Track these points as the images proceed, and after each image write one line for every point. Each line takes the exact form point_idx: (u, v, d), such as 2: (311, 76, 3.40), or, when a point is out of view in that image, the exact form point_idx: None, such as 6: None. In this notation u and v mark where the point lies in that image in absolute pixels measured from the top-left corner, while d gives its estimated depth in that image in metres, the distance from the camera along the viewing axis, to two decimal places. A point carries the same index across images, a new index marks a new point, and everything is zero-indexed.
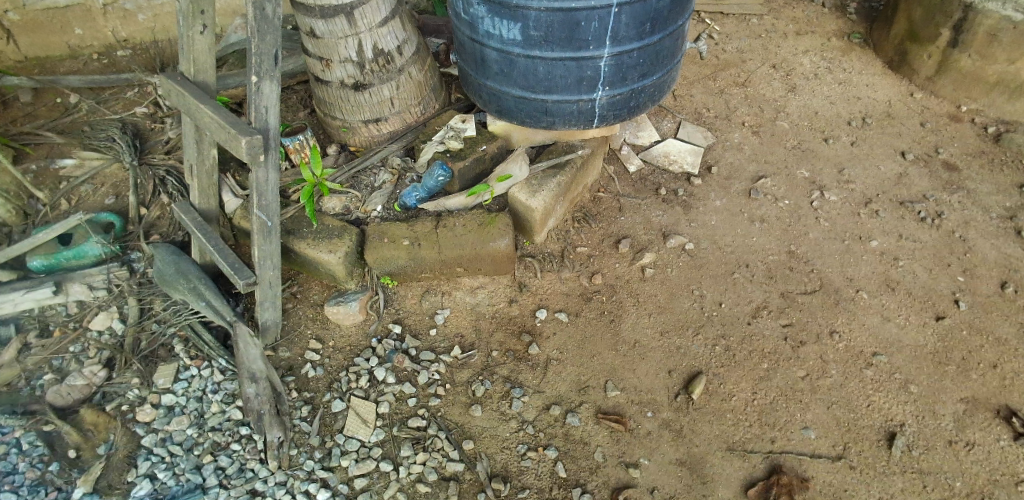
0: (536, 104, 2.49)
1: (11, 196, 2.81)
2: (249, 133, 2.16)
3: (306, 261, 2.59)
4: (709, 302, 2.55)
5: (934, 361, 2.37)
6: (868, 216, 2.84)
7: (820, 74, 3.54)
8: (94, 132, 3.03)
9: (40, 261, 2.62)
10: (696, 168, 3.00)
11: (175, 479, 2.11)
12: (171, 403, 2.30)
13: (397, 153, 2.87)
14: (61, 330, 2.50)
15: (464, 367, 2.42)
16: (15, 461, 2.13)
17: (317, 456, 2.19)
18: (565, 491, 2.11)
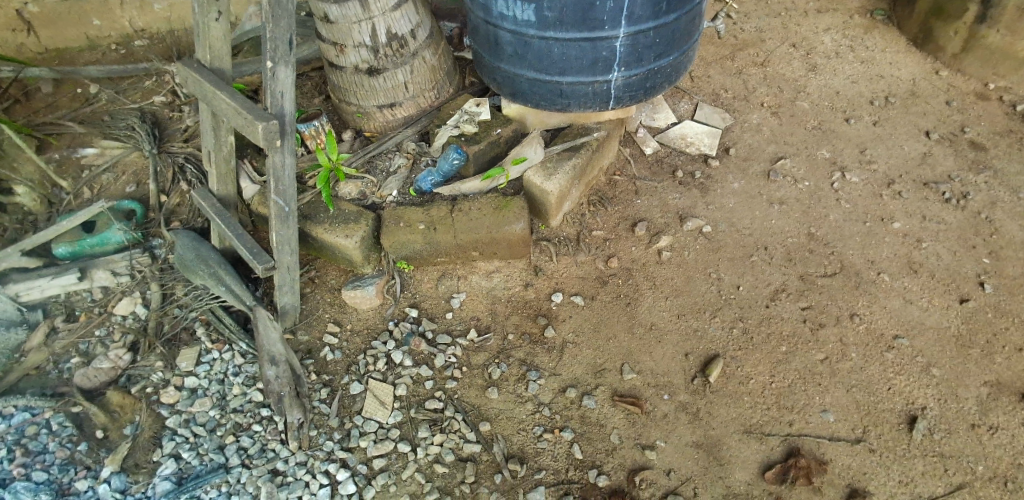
0: (551, 87, 2.47)
1: (35, 185, 2.89)
2: (265, 118, 2.18)
3: (323, 246, 2.61)
4: (727, 285, 2.52)
5: (957, 344, 2.33)
6: (891, 197, 2.79)
7: (841, 52, 3.47)
8: (114, 121, 3.03)
9: (65, 248, 2.66)
10: (714, 150, 2.96)
11: (199, 459, 2.16)
12: (194, 386, 2.34)
13: (411, 138, 2.87)
14: (86, 315, 2.56)
15: (480, 350, 2.43)
16: (46, 441, 2.19)
17: (336, 437, 2.22)
18: (581, 472, 2.12)
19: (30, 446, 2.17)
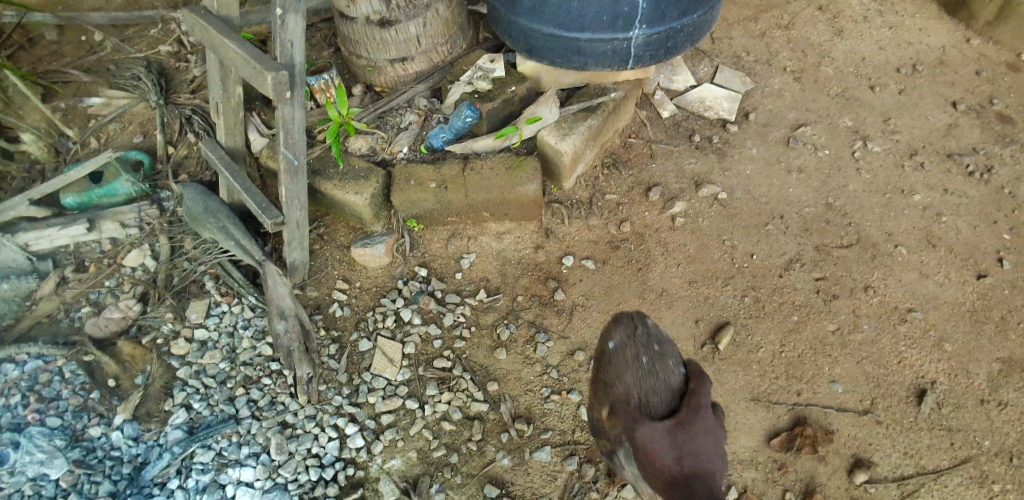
0: (568, 44, 2.41)
1: (43, 133, 2.85)
2: (274, 69, 2.12)
3: (333, 203, 2.58)
4: (740, 253, 2.49)
5: (972, 319, 2.32)
6: (913, 168, 2.74)
7: (870, 17, 3.36)
8: (120, 71, 2.98)
9: (74, 199, 2.64)
10: (733, 114, 2.89)
11: (210, 410, 2.18)
12: (204, 338, 2.35)
13: (423, 94, 2.81)
14: (96, 266, 2.55)
15: (489, 311, 2.43)
16: (59, 388, 2.22)
17: (345, 392, 2.24)
18: (588, 434, 2.15)
19: (44, 393, 2.20)
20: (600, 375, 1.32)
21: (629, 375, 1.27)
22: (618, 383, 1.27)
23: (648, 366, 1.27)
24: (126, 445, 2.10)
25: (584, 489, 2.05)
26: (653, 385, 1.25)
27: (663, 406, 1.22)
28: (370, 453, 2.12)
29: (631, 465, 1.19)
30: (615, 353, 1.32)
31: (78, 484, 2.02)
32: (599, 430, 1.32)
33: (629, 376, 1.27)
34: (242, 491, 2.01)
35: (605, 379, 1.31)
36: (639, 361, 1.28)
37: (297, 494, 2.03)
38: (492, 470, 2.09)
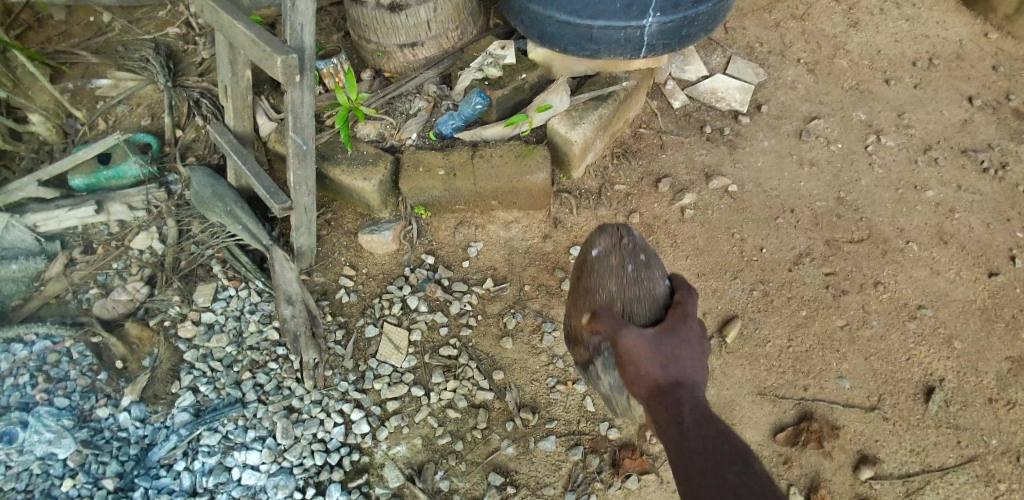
0: (580, 31, 2.38)
1: (51, 114, 2.84)
2: (284, 52, 2.10)
3: (341, 188, 2.57)
4: (750, 246, 2.48)
5: (982, 317, 2.30)
6: (926, 163, 2.71)
7: (886, 9, 3.31)
8: (128, 52, 2.93)
9: (82, 181, 2.64)
10: (745, 106, 2.86)
11: (216, 393, 2.19)
12: (211, 321, 2.36)
13: (432, 81, 2.79)
14: (104, 248, 2.55)
15: (495, 300, 2.43)
16: (67, 368, 2.22)
17: (351, 378, 2.25)
18: (593, 424, 2.16)
19: (52, 373, 2.21)
20: (582, 280, 1.64)
21: (613, 281, 1.57)
22: (600, 286, 1.57)
23: (632, 273, 1.57)
24: (133, 426, 2.11)
25: (589, 479, 2.06)
26: (636, 290, 1.53)
27: (644, 307, 1.50)
28: (376, 439, 2.12)
29: (607, 366, 1.57)
30: (603, 261, 1.61)
31: (85, 463, 2.03)
32: (577, 331, 1.67)
33: (614, 282, 1.56)
34: (248, 475, 2.03)
35: (592, 280, 1.60)
36: (624, 268, 1.58)
37: (303, 478, 2.04)
38: (497, 458, 2.09)
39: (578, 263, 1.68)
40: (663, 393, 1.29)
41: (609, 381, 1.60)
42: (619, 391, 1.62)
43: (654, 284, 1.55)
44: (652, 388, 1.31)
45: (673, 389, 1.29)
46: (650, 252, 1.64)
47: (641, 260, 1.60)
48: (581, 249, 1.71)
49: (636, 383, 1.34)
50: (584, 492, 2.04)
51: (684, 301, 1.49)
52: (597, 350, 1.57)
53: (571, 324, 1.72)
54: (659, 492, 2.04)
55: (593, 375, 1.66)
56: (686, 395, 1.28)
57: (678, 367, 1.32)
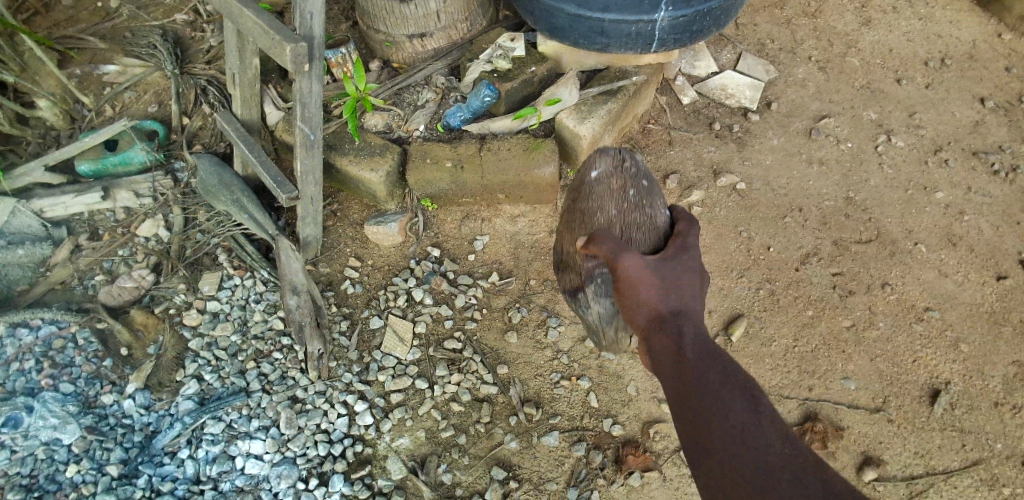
0: (591, 24, 2.37)
1: (58, 100, 2.83)
2: (294, 40, 2.09)
3: (347, 179, 2.57)
4: (757, 244, 2.47)
5: (988, 321, 2.30)
6: (936, 165, 2.70)
7: (899, 7, 3.28)
8: (135, 38, 2.94)
9: (88, 166, 2.64)
10: (755, 103, 2.85)
11: (221, 382, 2.19)
12: (216, 310, 2.36)
13: (441, 72, 2.77)
14: (110, 235, 2.55)
15: (501, 294, 2.43)
16: (72, 354, 2.23)
17: (356, 369, 2.25)
18: (596, 420, 2.16)
19: (57, 359, 2.21)
20: (581, 202, 1.84)
21: (612, 205, 1.77)
22: (600, 210, 1.77)
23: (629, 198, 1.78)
24: (138, 414, 2.12)
25: (592, 475, 2.06)
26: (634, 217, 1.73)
27: (641, 232, 1.68)
28: (379, 431, 2.12)
29: (597, 294, 1.79)
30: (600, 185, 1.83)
31: (90, 449, 2.03)
32: (570, 258, 1.91)
33: (613, 206, 1.76)
34: (251, 464, 2.03)
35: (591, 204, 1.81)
36: (624, 193, 1.78)
37: (306, 468, 2.05)
38: (500, 452, 2.09)
39: (576, 187, 1.89)
40: (663, 323, 1.39)
41: (598, 309, 1.80)
42: (606, 320, 1.80)
43: (651, 213, 1.73)
44: (650, 317, 1.41)
45: (672, 318, 1.38)
46: (647, 180, 1.85)
47: (639, 187, 1.80)
48: (580, 173, 1.91)
49: (635, 311, 1.44)
50: (587, 488, 2.04)
51: (667, 220, 1.73)
52: (590, 277, 1.79)
53: (566, 254, 1.93)
54: (661, 490, 2.04)
55: (582, 302, 1.87)
56: (684, 323, 1.38)
57: (676, 294, 1.42)
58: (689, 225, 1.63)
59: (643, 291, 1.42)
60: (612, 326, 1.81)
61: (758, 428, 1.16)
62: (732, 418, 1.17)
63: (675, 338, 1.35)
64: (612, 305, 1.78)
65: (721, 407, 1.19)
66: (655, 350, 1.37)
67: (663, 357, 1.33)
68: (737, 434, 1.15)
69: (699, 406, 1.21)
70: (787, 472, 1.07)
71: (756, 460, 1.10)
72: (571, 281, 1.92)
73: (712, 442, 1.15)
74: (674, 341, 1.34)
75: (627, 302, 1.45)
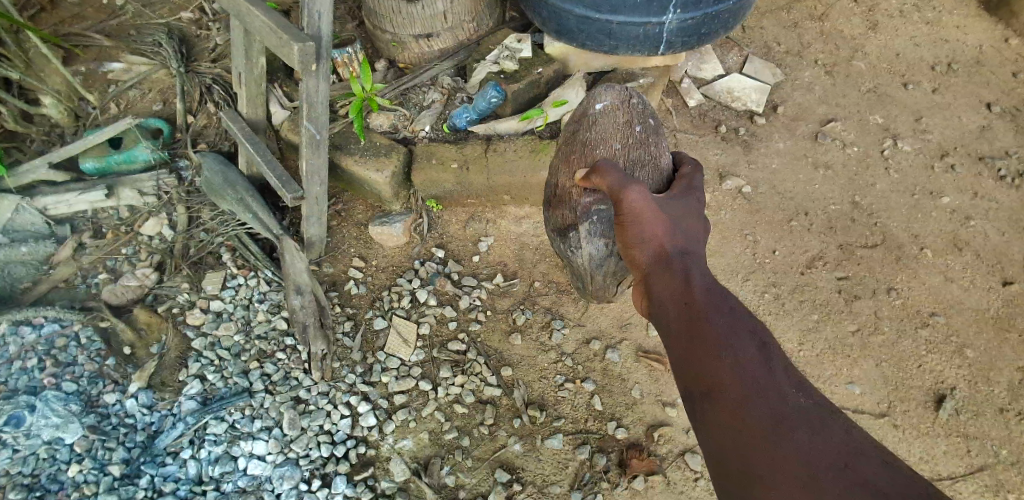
0: (600, 25, 2.36)
1: (64, 97, 2.80)
2: (301, 39, 2.08)
3: (352, 179, 2.56)
4: (763, 248, 2.46)
5: (995, 327, 2.30)
6: (943, 170, 2.70)
7: (906, 12, 3.28)
8: (141, 36, 2.93)
9: (93, 164, 2.63)
10: (762, 106, 2.83)
11: (224, 382, 2.18)
12: (220, 310, 2.35)
13: (448, 73, 2.77)
14: (113, 233, 2.54)
15: (505, 295, 2.42)
16: (75, 353, 2.22)
17: (359, 370, 2.24)
18: (601, 423, 2.15)
19: (60, 357, 2.20)
20: (582, 133, 1.80)
21: (616, 139, 1.76)
22: (603, 142, 1.75)
23: (638, 132, 1.76)
24: (141, 413, 2.11)
25: (596, 478, 2.05)
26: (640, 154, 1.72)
27: (645, 172, 1.68)
28: (382, 433, 2.12)
29: (590, 235, 1.72)
30: (607, 116, 1.80)
31: (91, 449, 2.02)
32: (565, 193, 1.78)
33: (617, 140, 1.75)
34: (254, 465, 2.02)
35: (597, 135, 1.77)
36: (630, 129, 1.77)
37: (309, 469, 2.04)
38: (503, 454, 2.09)
39: (578, 119, 1.85)
40: (668, 259, 1.34)
41: (589, 251, 1.73)
42: (596, 263, 1.74)
43: (655, 153, 1.73)
44: (654, 254, 1.36)
45: (678, 257, 1.34)
46: (653, 119, 1.83)
47: (646, 125, 1.78)
48: (583, 105, 1.87)
49: (638, 248, 1.39)
50: (591, 492, 2.03)
51: (671, 166, 1.73)
52: (585, 215, 1.71)
53: (558, 190, 1.81)
54: (665, 493, 2.04)
55: (571, 242, 1.77)
56: (689, 260, 1.33)
57: (681, 233, 1.38)
58: (693, 169, 1.66)
59: (647, 225, 1.38)
60: (600, 271, 1.77)
61: (782, 394, 1.03)
62: (752, 390, 1.04)
63: (682, 275, 1.29)
64: (604, 248, 1.71)
65: (740, 385, 1.05)
66: (659, 292, 1.30)
67: (669, 298, 1.26)
68: (755, 405, 1.02)
69: (711, 378, 1.08)
70: (817, 454, 0.95)
71: (780, 439, 0.97)
72: (556, 221, 1.82)
73: (730, 429, 1.01)
74: (680, 283, 1.27)
75: (629, 238, 1.40)
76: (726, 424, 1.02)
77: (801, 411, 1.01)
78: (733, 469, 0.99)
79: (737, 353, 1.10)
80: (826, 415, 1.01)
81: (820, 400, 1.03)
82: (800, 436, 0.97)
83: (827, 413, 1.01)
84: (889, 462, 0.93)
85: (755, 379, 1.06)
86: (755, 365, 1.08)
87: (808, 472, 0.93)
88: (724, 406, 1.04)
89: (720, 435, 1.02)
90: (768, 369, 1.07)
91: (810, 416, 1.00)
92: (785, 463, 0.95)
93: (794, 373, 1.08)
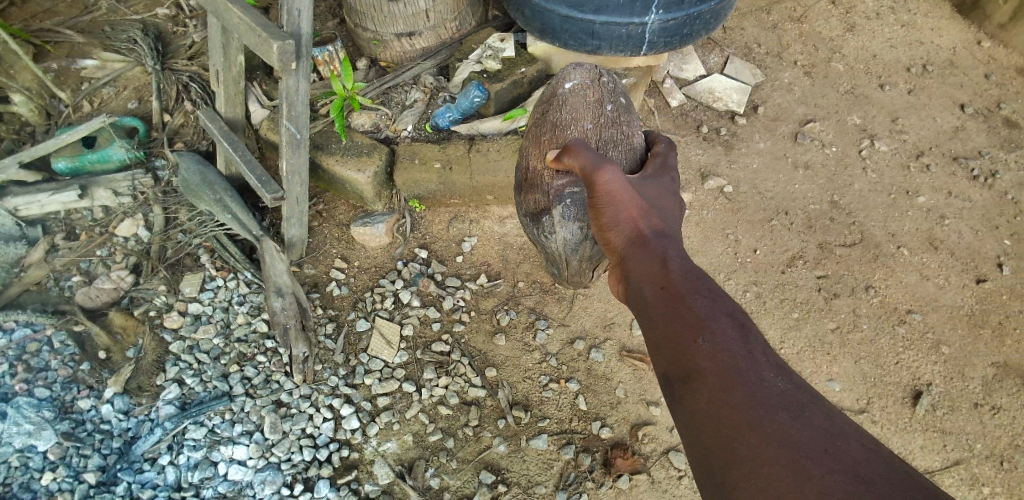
0: (583, 25, 2.37)
1: (33, 94, 2.73)
2: (281, 37, 2.05)
3: (334, 179, 2.53)
4: (744, 247, 2.48)
5: (969, 323, 2.35)
6: (918, 170, 2.75)
7: (882, 14, 3.33)
8: (115, 33, 2.86)
9: (65, 164, 2.55)
10: (742, 107, 2.85)
11: (203, 386, 2.14)
12: (198, 312, 2.30)
13: (430, 72, 2.75)
14: (87, 234, 2.48)
15: (489, 296, 2.41)
16: (48, 358, 2.16)
17: (341, 372, 2.22)
18: (585, 423, 2.16)
19: (32, 363, 2.14)
20: (553, 113, 1.81)
21: (588, 118, 1.78)
22: (574, 122, 1.77)
23: (610, 110, 1.79)
24: (117, 419, 2.06)
25: (580, 478, 2.05)
26: (613, 131, 1.74)
27: (618, 150, 1.70)
28: (365, 436, 2.10)
29: (565, 219, 1.71)
30: (573, 94, 1.83)
31: (66, 456, 1.98)
32: (537, 176, 1.78)
33: (589, 120, 1.77)
34: (234, 470, 1.99)
35: (566, 112, 1.79)
36: (602, 107, 1.79)
37: (291, 474, 2.01)
38: (488, 456, 2.08)
39: (547, 100, 1.87)
40: (644, 239, 1.35)
41: (564, 235, 1.72)
42: (571, 247, 1.73)
43: (627, 132, 1.75)
44: (631, 235, 1.37)
45: (654, 238, 1.34)
46: (624, 98, 1.86)
47: (617, 103, 1.82)
48: (553, 85, 1.89)
49: (614, 231, 1.40)
50: (576, 491, 2.04)
51: (643, 145, 1.76)
52: (559, 198, 1.71)
53: (529, 172, 1.81)
54: (649, 492, 2.05)
55: (546, 227, 1.76)
56: (664, 241, 1.34)
57: (656, 214, 1.39)
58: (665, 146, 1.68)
59: (622, 208, 1.39)
60: (575, 256, 1.75)
61: (764, 381, 1.00)
62: (739, 381, 1.01)
63: (659, 257, 1.29)
64: (579, 231, 1.71)
65: (728, 378, 1.02)
66: (636, 275, 1.30)
67: (647, 282, 1.26)
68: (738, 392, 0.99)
69: (693, 367, 1.06)
70: (798, 441, 0.92)
71: (762, 427, 0.94)
72: (531, 203, 1.80)
73: (718, 423, 0.98)
74: (657, 266, 1.28)
75: (606, 222, 1.41)
76: (710, 415, 0.99)
77: (783, 396, 0.98)
78: (720, 464, 0.95)
79: (717, 338, 1.08)
80: (814, 402, 0.98)
81: (803, 385, 1.00)
82: (782, 425, 0.94)
83: (811, 399, 0.98)
84: (879, 451, 0.90)
85: (741, 370, 1.02)
86: (737, 350, 1.06)
87: (792, 460, 0.90)
88: (713, 403, 1.00)
89: (703, 424, 0.99)
90: (751, 356, 1.05)
91: (793, 403, 0.97)
92: (767, 452, 0.92)
93: (777, 357, 1.05)
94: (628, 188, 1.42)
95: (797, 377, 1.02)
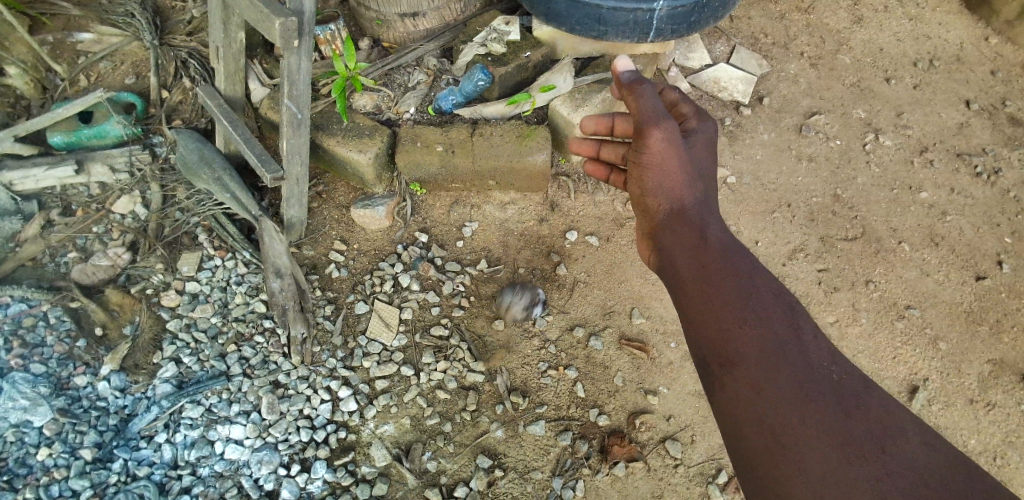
0: (589, 10, 2.34)
1: (29, 67, 2.68)
2: (283, 15, 2.01)
3: (334, 159, 2.49)
4: (745, 238, 2.48)
5: (967, 320, 2.36)
6: (921, 165, 2.75)
7: (890, 7, 3.30)
8: (112, 6, 2.78)
9: (61, 138, 2.52)
10: (747, 97, 2.83)
11: (200, 365, 2.13)
12: (196, 291, 2.29)
13: (433, 53, 2.73)
14: (83, 210, 2.46)
15: (489, 281, 2.40)
16: (44, 334, 2.15)
17: (340, 355, 2.21)
18: (582, 410, 2.16)
19: (28, 338, 2.13)
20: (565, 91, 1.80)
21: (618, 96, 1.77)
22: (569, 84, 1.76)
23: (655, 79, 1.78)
24: (113, 396, 2.05)
25: (577, 464, 2.07)
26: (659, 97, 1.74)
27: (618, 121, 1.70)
28: (363, 418, 2.10)
29: None
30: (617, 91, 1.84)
31: (62, 433, 1.97)
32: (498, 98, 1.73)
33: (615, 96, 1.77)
34: (231, 449, 1.99)
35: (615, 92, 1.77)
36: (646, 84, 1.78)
37: (287, 454, 2.01)
38: (485, 440, 2.08)
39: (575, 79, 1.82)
40: (682, 214, 1.52)
41: None
42: None
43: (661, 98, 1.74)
44: (670, 207, 1.54)
45: (692, 216, 1.51)
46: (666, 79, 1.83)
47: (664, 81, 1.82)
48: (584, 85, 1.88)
49: (657, 197, 1.57)
50: (573, 477, 2.05)
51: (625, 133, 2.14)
52: None
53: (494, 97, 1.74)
54: (646, 480, 2.07)
55: None
56: (700, 219, 1.50)
57: (693, 191, 1.54)
58: (687, 98, 1.73)
59: (666, 180, 1.55)
60: None
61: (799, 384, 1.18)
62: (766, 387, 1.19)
63: (698, 230, 1.48)
64: None
65: (747, 385, 1.20)
66: (673, 249, 1.49)
67: (687, 256, 1.44)
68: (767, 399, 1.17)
69: (726, 363, 1.24)
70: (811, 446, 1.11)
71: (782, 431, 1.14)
72: None
73: (749, 424, 1.17)
74: (702, 246, 1.44)
75: (650, 187, 1.58)
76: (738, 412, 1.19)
77: (806, 401, 1.16)
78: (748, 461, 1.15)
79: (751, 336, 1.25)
80: (836, 404, 1.15)
81: (834, 389, 1.17)
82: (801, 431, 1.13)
83: (837, 401, 1.16)
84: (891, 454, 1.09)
85: (769, 378, 1.19)
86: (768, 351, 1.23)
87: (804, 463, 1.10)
88: (738, 398, 1.20)
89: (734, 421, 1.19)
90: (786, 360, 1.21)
91: (814, 407, 1.15)
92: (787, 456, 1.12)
93: (810, 361, 1.21)
94: (670, 148, 1.55)
95: (827, 379, 1.19)
